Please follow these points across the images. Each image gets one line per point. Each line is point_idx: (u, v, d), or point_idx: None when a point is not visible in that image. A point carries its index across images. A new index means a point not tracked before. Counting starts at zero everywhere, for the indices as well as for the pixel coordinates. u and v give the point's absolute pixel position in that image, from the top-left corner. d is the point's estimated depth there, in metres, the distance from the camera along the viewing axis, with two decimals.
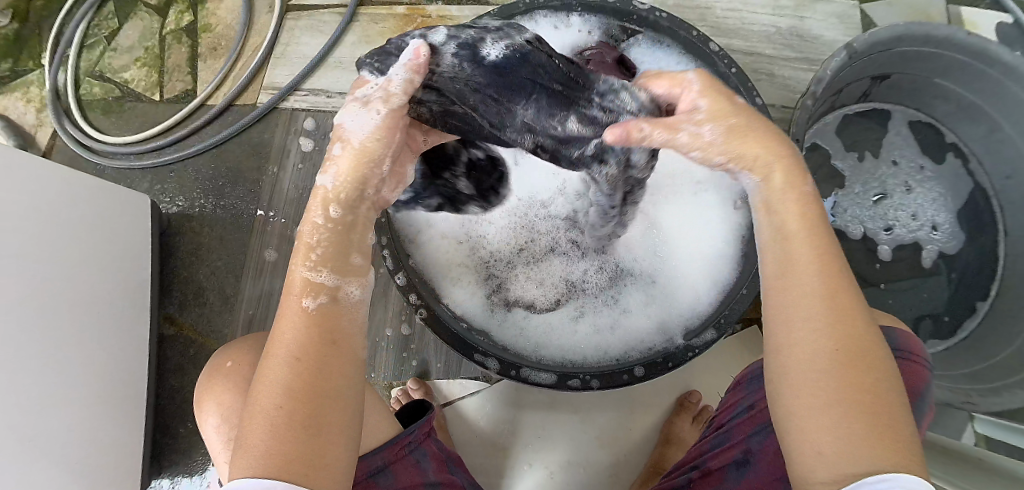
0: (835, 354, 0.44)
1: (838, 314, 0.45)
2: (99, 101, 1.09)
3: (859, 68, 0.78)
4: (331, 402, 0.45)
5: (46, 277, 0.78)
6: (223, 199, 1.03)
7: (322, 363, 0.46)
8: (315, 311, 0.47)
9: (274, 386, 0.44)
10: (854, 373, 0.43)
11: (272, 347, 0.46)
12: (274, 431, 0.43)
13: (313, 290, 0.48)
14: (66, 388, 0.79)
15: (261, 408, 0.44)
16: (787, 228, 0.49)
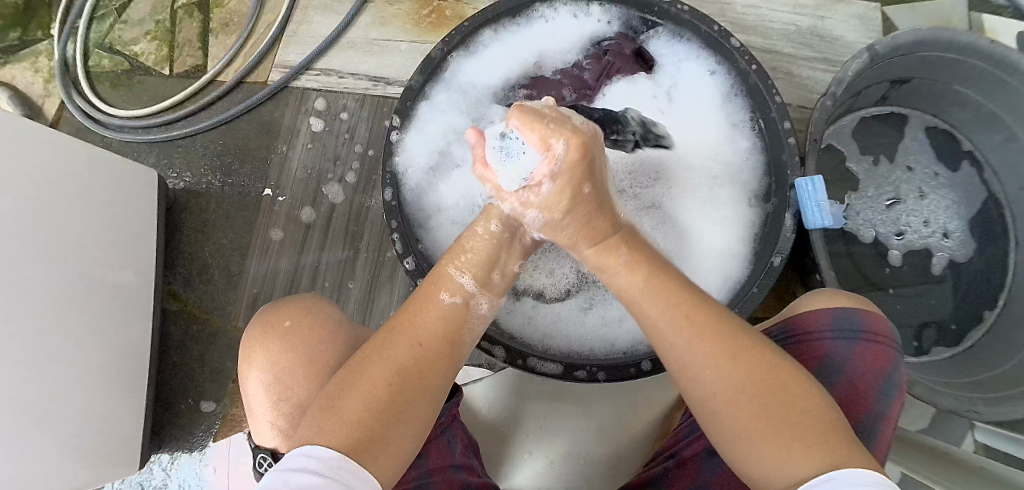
0: (727, 375, 0.47)
1: (712, 339, 0.48)
2: (108, 74, 1.08)
3: (879, 71, 0.77)
4: (426, 397, 0.49)
5: (52, 248, 0.77)
6: (231, 177, 1.02)
7: (437, 358, 0.50)
8: (447, 307, 0.53)
9: (387, 361, 0.48)
10: (750, 392, 0.46)
11: (398, 325, 0.51)
12: (373, 403, 0.46)
13: (452, 288, 0.54)
14: (69, 361, 0.79)
15: (368, 378, 0.47)
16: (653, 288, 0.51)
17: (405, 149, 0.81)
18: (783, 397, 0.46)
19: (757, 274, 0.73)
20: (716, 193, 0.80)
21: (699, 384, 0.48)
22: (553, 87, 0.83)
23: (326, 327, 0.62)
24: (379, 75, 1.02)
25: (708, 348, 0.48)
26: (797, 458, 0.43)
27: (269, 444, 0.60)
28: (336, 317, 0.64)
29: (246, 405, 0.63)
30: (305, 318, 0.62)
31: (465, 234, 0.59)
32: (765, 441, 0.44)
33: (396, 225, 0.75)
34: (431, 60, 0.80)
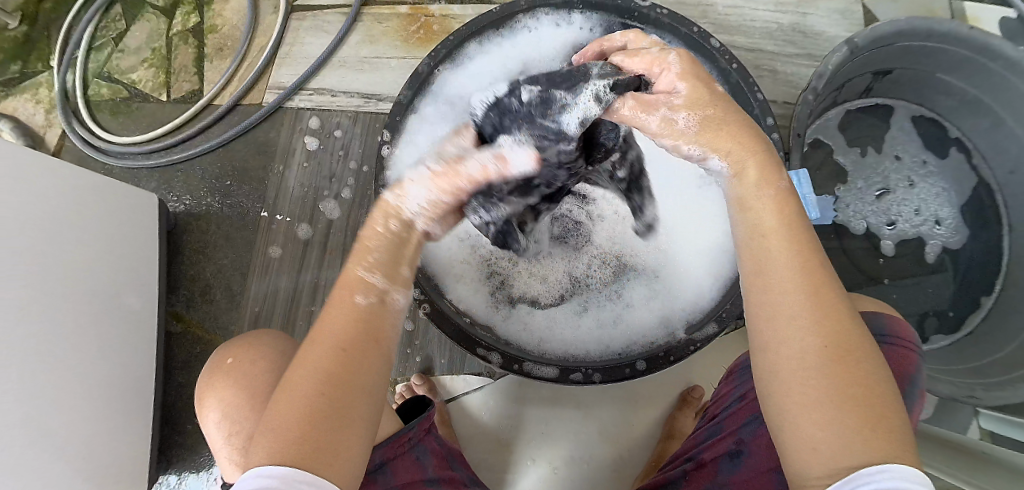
0: (819, 347, 0.43)
1: (821, 310, 0.44)
2: (107, 102, 1.11)
3: (860, 62, 0.78)
4: (356, 398, 0.46)
5: (58, 273, 0.80)
6: (229, 198, 1.04)
7: (358, 357, 0.47)
8: (363, 308, 0.48)
9: (307, 374, 0.45)
10: (843, 368, 0.43)
11: (314, 336, 0.47)
12: (301, 415, 0.44)
13: (364, 288, 0.49)
14: (74, 386, 0.80)
15: (289, 396, 0.45)
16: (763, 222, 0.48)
17: (394, 162, 0.82)
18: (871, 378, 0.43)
19: None
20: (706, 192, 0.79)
21: (785, 350, 0.44)
22: None
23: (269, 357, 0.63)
24: (370, 91, 1.04)
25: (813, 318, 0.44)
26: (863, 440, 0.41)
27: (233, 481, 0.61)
28: (280, 348, 0.65)
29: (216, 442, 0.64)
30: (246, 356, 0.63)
31: (364, 230, 0.52)
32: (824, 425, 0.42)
33: None
34: (417, 75, 0.83)
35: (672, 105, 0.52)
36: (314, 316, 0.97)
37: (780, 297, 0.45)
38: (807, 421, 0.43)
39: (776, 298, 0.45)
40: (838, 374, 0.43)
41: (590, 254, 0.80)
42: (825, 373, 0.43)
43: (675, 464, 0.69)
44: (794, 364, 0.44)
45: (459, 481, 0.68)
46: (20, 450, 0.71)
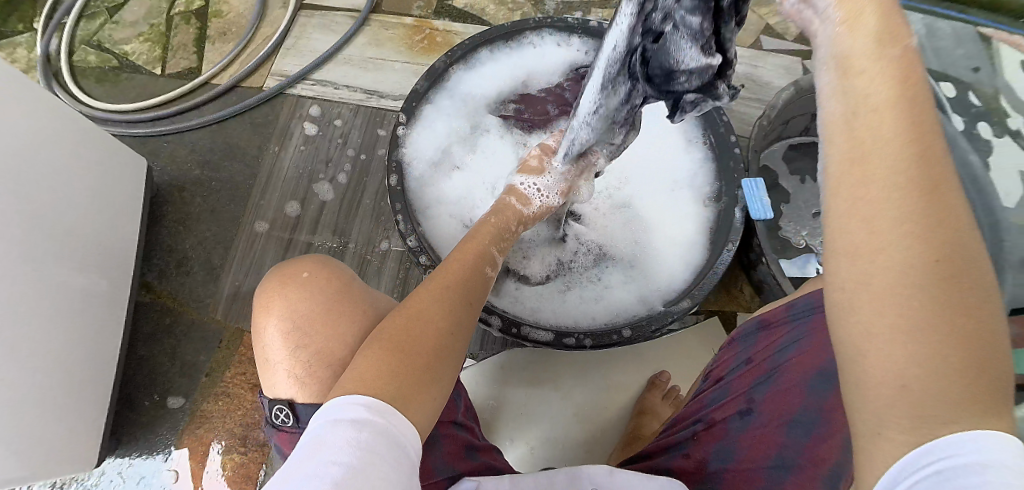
0: (912, 246, 0.31)
1: (938, 202, 0.31)
2: (93, 69, 1.09)
3: (803, 103, 0.95)
4: (464, 343, 0.53)
5: (33, 212, 0.76)
6: (219, 173, 1.04)
7: (475, 312, 0.57)
8: (484, 277, 0.60)
9: (443, 308, 0.53)
10: (945, 278, 0.31)
11: (446, 286, 0.55)
12: (433, 341, 0.50)
13: (489, 262, 0.61)
14: (31, 335, 0.75)
15: (415, 325, 0.50)
16: (879, 89, 0.33)
17: (410, 143, 0.89)
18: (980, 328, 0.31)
19: (712, 259, 0.83)
20: (678, 195, 0.91)
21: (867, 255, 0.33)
22: (538, 104, 0.97)
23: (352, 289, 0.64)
24: (373, 88, 1.10)
25: (899, 215, 0.32)
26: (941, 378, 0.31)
27: (285, 395, 0.58)
28: (347, 274, 0.66)
29: (258, 357, 0.62)
30: (331, 279, 0.64)
31: (495, 218, 0.66)
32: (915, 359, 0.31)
33: (400, 207, 0.82)
34: (434, 69, 0.90)
35: None
36: None
37: (884, 187, 0.32)
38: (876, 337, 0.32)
39: (867, 192, 0.33)
40: (940, 292, 0.31)
41: (575, 243, 0.89)
42: (925, 292, 0.31)
43: (678, 429, 0.67)
44: (857, 259, 0.33)
45: (478, 434, 0.67)
46: None
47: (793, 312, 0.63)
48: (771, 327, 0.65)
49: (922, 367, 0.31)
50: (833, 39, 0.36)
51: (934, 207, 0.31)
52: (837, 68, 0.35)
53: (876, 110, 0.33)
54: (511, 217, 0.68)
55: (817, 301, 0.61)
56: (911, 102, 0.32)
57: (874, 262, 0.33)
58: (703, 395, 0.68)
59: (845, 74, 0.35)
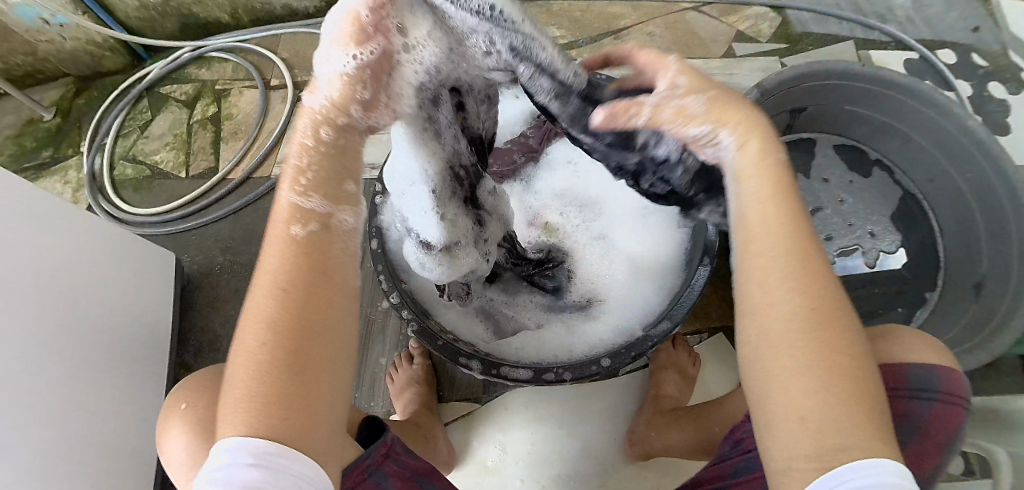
0: (802, 303, 0.46)
1: (810, 292, 0.46)
2: (131, 180, 1.25)
3: (776, 104, 0.95)
4: (326, 336, 0.46)
5: (81, 310, 0.88)
6: (238, 256, 1.16)
7: (313, 297, 0.46)
8: (303, 242, 0.47)
9: (261, 323, 0.45)
10: (826, 322, 0.45)
11: (281, 282, 0.46)
12: (263, 376, 0.45)
13: (303, 217, 0.48)
14: (84, 420, 0.85)
15: (252, 358, 0.45)
16: (757, 194, 0.49)
17: None
18: (856, 380, 0.45)
19: (688, 276, 0.81)
20: (650, 224, 0.93)
21: (763, 316, 0.47)
22: (504, 155, 0.99)
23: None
24: (367, 162, 1.21)
25: (800, 281, 0.46)
26: (836, 410, 0.44)
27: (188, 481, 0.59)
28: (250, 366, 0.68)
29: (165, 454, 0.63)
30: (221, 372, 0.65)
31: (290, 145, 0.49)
32: (788, 387, 0.45)
33: (381, 268, 0.85)
34: None
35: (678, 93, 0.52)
36: None
37: (777, 282, 0.47)
38: (795, 379, 0.45)
39: (766, 262, 0.48)
40: (825, 333, 0.45)
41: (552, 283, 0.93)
42: (815, 335, 0.45)
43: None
44: (765, 334, 0.46)
45: None
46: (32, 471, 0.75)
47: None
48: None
49: (823, 401, 0.44)
50: (734, 158, 0.51)
51: (815, 277, 0.47)
52: (734, 178, 0.51)
53: (763, 205, 0.49)
54: (305, 123, 0.48)
55: (874, 385, 0.58)
56: (784, 202, 0.49)
57: (769, 314, 0.46)
58: (728, 452, 0.65)
59: (739, 181, 0.51)
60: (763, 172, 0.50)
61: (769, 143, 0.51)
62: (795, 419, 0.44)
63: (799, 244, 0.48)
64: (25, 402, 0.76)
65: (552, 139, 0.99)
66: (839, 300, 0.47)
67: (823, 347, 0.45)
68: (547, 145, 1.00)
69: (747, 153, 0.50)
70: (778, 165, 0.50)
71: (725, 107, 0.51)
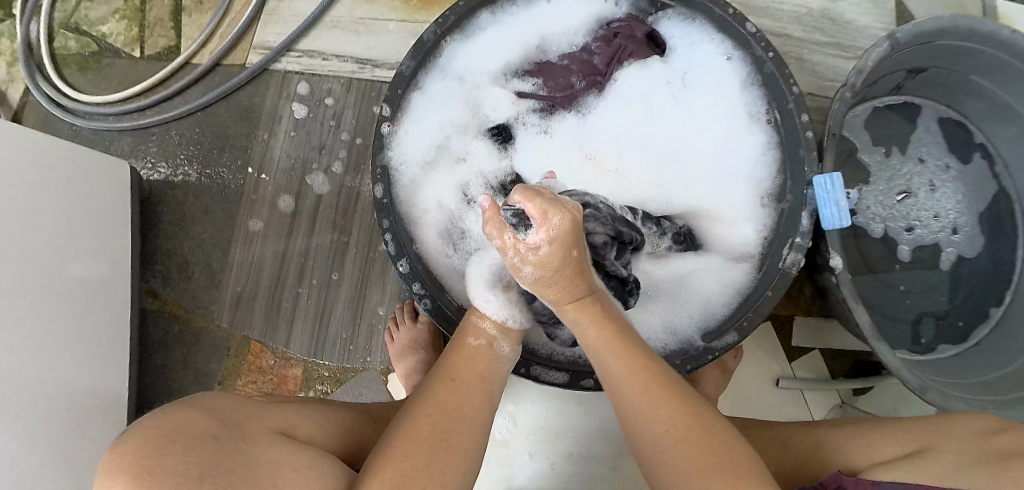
0: (669, 425, 0.50)
1: (661, 397, 0.51)
2: (74, 57, 1.00)
3: (898, 60, 0.73)
4: (467, 426, 0.51)
5: (23, 242, 0.72)
6: (209, 167, 0.97)
7: (470, 393, 0.53)
8: (473, 348, 0.58)
9: (430, 403, 0.51)
10: (687, 437, 0.49)
11: (451, 373, 0.55)
12: (418, 440, 0.47)
13: (477, 332, 0.59)
14: (43, 373, 0.73)
15: (416, 426, 0.49)
16: (591, 342, 0.55)
17: (399, 141, 0.76)
18: (733, 467, 0.47)
19: (767, 281, 0.69)
20: (729, 192, 0.76)
21: (645, 435, 0.51)
22: (559, 75, 0.80)
23: (203, 441, 0.44)
24: (366, 56, 0.97)
25: (654, 405, 0.51)
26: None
27: None
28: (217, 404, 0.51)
29: None
30: (157, 477, 0.41)
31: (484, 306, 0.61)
32: (700, 475, 0.47)
33: (388, 224, 0.71)
34: (422, 44, 0.74)
35: (527, 257, 0.52)
36: (301, 298, 0.93)
37: (645, 408, 0.51)
38: (686, 482, 0.48)
39: (628, 392, 0.53)
40: (690, 448, 0.49)
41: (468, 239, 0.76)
42: (677, 446, 0.49)
43: None
44: (649, 445, 0.51)
45: None
46: None
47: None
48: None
49: (717, 485, 0.46)
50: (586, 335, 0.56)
51: (667, 400, 0.51)
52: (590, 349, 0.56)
53: (606, 352, 0.55)
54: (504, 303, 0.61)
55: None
56: (621, 332, 0.55)
57: (648, 426, 0.51)
58: None
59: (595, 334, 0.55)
60: (596, 327, 0.55)
61: (579, 285, 0.54)
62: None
63: (638, 360, 0.53)
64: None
65: (623, 61, 0.78)
66: (702, 420, 0.51)
67: (698, 443, 0.49)
68: (616, 68, 0.78)
69: (579, 315, 0.55)
70: (602, 318, 0.55)
71: (562, 284, 0.54)
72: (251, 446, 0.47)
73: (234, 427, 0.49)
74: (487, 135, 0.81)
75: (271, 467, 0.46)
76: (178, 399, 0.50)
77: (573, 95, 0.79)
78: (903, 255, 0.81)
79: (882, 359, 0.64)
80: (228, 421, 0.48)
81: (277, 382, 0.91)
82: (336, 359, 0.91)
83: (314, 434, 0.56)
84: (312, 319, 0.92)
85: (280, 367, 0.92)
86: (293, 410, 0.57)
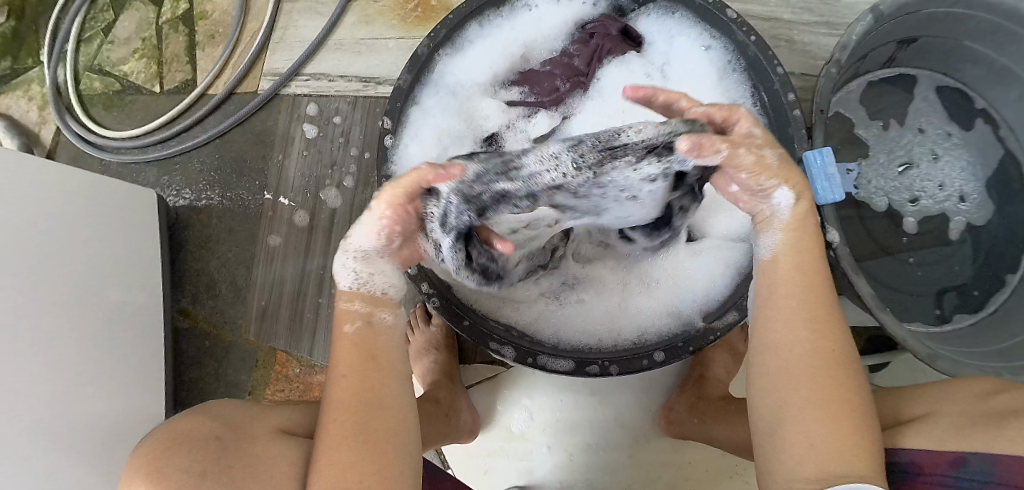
0: (814, 360, 0.49)
1: (821, 333, 0.50)
2: (99, 96, 1.07)
3: (885, 31, 0.73)
4: (385, 407, 0.50)
5: (64, 273, 0.78)
6: (229, 189, 1.03)
7: (370, 380, 0.51)
8: (352, 335, 0.53)
9: (339, 406, 0.50)
10: (823, 377, 0.48)
11: (335, 369, 0.52)
12: (345, 449, 0.48)
13: (350, 317, 0.53)
14: (90, 392, 0.78)
15: (331, 436, 0.48)
16: (775, 250, 0.54)
17: (399, 155, 0.79)
18: (847, 422, 0.47)
19: None
20: None
21: (770, 371, 0.50)
22: (544, 80, 0.83)
23: (208, 441, 0.50)
24: (369, 74, 1.01)
25: (821, 329, 0.50)
26: (841, 453, 0.46)
27: None
28: (231, 411, 0.56)
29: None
30: (161, 475, 0.46)
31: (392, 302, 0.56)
32: (821, 431, 0.47)
33: None
34: (416, 58, 0.78)
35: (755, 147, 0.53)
36: (321, 308, 0.97)
37: (794, 341, 0.50)
38: (799, 419, 0.48)
39: (786, 304, 0.52)
40: (824, 387, 0.48)
41: None
42: (814, 382, 0.48)
43: None
44: (776, 377, 0.50)
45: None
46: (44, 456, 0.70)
47: (963, 474, 0.46)
48: (925, 477, 0.48)
49: (829, 437, 0.46)
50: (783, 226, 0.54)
51: (828, 334, 0.50)
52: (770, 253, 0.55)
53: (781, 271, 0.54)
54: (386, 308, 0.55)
55: (1003, 475, 0.44)
56: (818, 254, 0.54)
57: (776, 362, 0.50)
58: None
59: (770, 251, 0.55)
60: (802, 237, 0.54)
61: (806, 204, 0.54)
62: (801, 452, 0.47)
63: (817, 288, 0.52)
64: (15, 377, 0.68)
65: (604, 59, 0.80)
66: (843, 359, 0.50)
67: (831, 388, 0.48)
68: (597, 67, 0.80)
69: (775, 220, 0.55)
70: (812, 226, 0.54)
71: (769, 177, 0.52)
72: (251, 444, 0.51)
73: (240, 429, 0.53)
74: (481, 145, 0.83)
75: (268, 462, 0.50)
76: (198, 407, 0.56)
77: (559, 97, 0.81)
78: (910, 224, 0.80)
79: (887, 329, 0.64)
80: (234, 423, 0.53)
81: (304, 389, 0.96)
82: None
83: None
84: (332, 327, 0.96)
85: (306, 374, 0.96)
86: (304, 409, 0.61)
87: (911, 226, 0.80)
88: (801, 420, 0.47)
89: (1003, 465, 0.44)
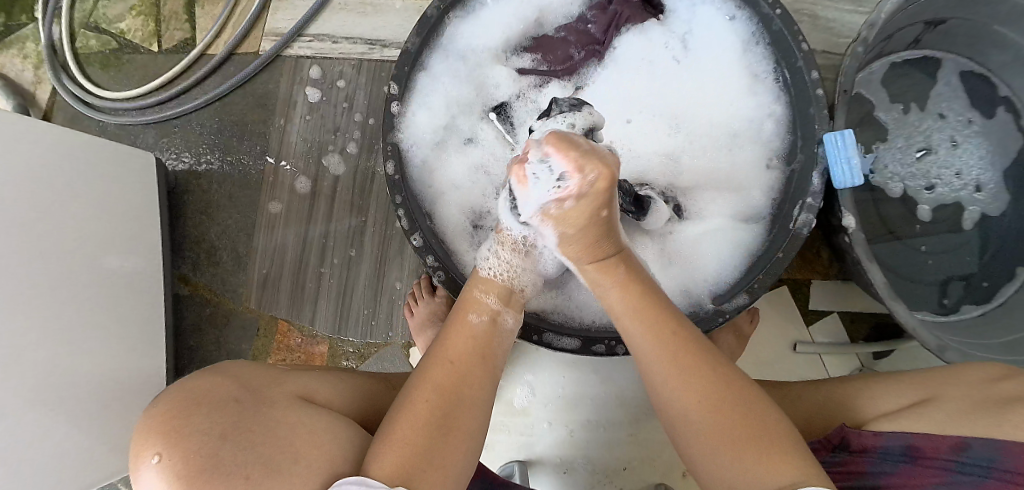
0: (694, 394, 0.51)
1: (683, 367, 0.52)
2: (96, 54, 1.03)
3: (914, 11, 0.71)
4: (469, 406, 0.52)
5: (63, 236, 0.76)
6: (231, 154, 1.00)
7: (470, 374, 0.54)
8: (473, 326, 0.57)
9: (431, 383, 0.52)
10: (720, 406, 0.50)
11: (448, 353, 0.54)
12: (421, 426, 0.49)
13: (478, 309, 0.58)
14: (89, 358, 0.77)
15: (415, 408, 0.50)
16: (618, 298, 0.57)
17: (407, 123, 0.77)
18: (761, 437, 0.48)
19: (778, 242, 0.68)
20: (738, 153, 0.76)
21: (669, 410, 0.52)
22: (558, 47, 0.80)
23: (226, 404, 0.49)
24: (375, 37, 0.98)
25: (677, 375, 0.52)
26: (762, 471, 0.46)
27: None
28: (247, 372, 0.55)
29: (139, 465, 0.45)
30: (182, 434, 0.45)
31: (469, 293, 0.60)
32: (734, 460, 0.48)
33: (401, 201, 0.71)
34: (426, 20, 0.74)
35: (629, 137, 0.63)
36: (324, 278, 0.96)
37: (670, 382, 0.52)
38: (716, 455, 0.49)
39: (650, 336, 0.54)
40: (718, 411, 0.50)
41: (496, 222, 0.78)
42: (704, 417, 0.50)
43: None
44: (675, 416, 0.52)
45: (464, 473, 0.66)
46: (43, 422, 0.69)
47: (966, 460, 0.46)
48: (925, 461, 0.48)
49: (741, 467, 0.47)
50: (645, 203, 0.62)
51: (689, 362, 0.52)
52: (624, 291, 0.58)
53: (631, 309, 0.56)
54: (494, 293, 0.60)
55: (1009, 461, 0.45)
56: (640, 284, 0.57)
57: (675, 407, 0.51)
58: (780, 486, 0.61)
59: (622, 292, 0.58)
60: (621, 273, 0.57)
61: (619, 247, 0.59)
62: (725, 484, 0.48)
63: (663, 317, 0.55)
64: (13, 342, 0.67)
65: (621, 28, 0.78)
66: (722, 371, 0.52)
67: (724, 416, 0.49)
68: (614, 36, 0.78)
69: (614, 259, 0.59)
70: (628, 259, 0.58)
71: None
72: (271, 409, 0.50)
73: (257, 392, 0.52)
74: (491, 116, 0.81)
75: (287, 428, 0.49)
76: (209, 366, 0.55)
77: (573, 67, 0.79)
78: (924, 211, 0.80)
79: (898, 319, 0.64)
80: (251, 385, 0.53)
81: (305, 359, 0.95)
82: (361, 335, 0.94)
83: (330, 403, 0.58)
84: (335, 298, 0.95)
85: (308, 344, 0.95)
86: (315, 377, 0.60)
87: (924, 214, 0.80)
88: (721, 456, 0.48)
89: (1009, 452, 0.45)
